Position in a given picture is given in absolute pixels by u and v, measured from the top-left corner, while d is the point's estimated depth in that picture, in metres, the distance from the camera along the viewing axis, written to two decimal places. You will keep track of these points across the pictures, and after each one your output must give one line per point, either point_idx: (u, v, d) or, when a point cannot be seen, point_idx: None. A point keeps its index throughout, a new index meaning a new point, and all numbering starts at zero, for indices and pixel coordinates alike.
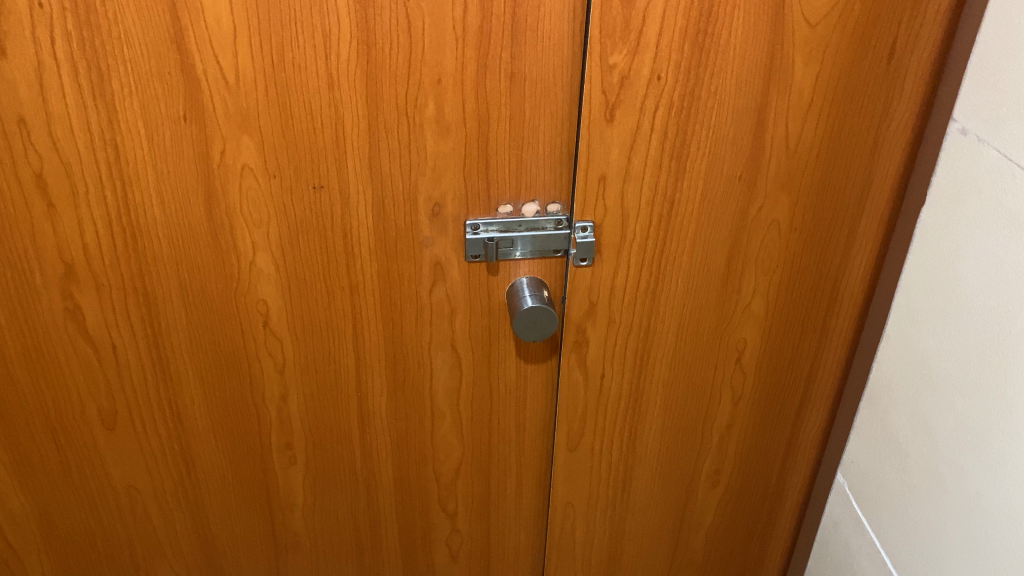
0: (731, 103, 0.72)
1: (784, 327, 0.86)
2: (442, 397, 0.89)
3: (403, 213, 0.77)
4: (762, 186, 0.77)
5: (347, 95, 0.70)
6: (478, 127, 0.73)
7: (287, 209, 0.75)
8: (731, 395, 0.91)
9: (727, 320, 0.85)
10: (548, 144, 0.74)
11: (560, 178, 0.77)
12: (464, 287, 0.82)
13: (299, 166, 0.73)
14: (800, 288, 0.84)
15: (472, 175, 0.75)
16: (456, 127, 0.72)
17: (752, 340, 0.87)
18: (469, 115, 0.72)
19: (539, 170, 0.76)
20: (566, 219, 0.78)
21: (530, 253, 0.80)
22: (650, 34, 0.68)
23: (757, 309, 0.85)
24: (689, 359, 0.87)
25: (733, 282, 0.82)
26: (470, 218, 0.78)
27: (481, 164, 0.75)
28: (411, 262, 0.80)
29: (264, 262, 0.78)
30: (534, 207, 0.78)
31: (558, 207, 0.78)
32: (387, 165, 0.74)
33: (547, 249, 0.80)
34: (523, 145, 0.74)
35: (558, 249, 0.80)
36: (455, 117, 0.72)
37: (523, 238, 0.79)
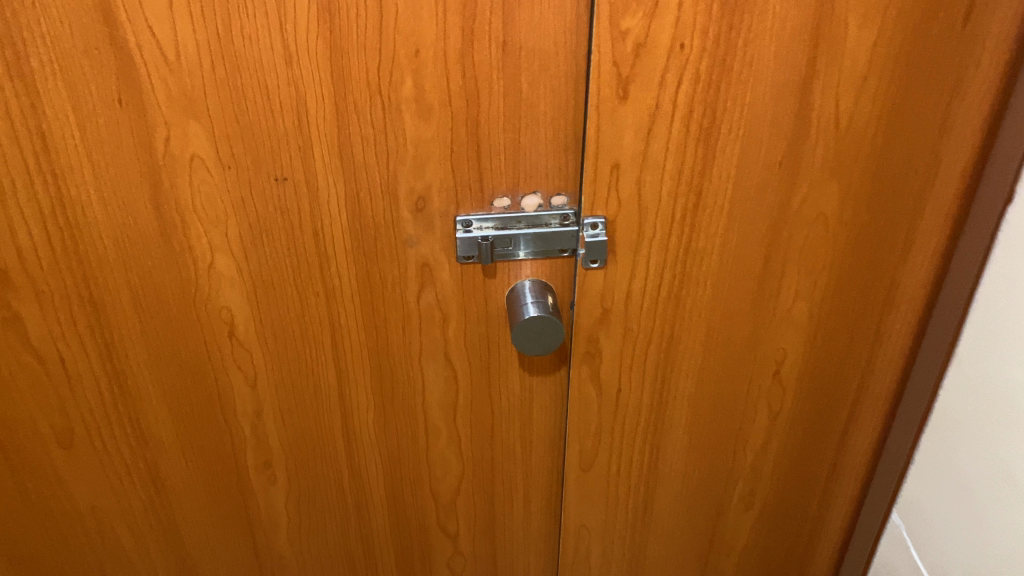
0: (769, 75, 0.60)
1: (832, 336, 0.74)
2: (437, 411, 0.78)
3: (383, 208, 0.66)
4: (806, 174, 0.65)
5: (308, 71, 0.59)
6: (465, 107, 0.61)
7: (247, 206, 0.65)
8: (767, 411, 0.79)
9: (763, 328, 0.73)
10: (550, 126, 0.63)
11: (566, 167, 0.65)
12: (457, 291, 0.71)
13: (258, 155, 0.62)
14: (850, 291, 0.71)
15: (461, 163, 0.64)
16: (440, 107, 0.61)
17: (793, 350, 0.75)
18: (454, 94, 0.61)
19: (540, 157, 0.64)
20: (573, 213, 0.67)
21: (533, 253, 0.69)
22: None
23: (800, 316, 0.73)
24: (719, 373, 0.76)
25: (769, 288, 0.70)
26: (461, 212, 0.67)
27: (471, 151, 0.64)
28: (394, 265, 0.69)
29: (225, 264, 0.68)
30: (536, 199, 0.67)
31: (563, 199, 0.67)
32: (361, 153, 0.63)
33: (552, 249, 0.69)
34: (521, 127, 0.63)
35: (565, 248, 0.69)
36: (438, 96, 0.61)
37: (525, 237, 0.68)
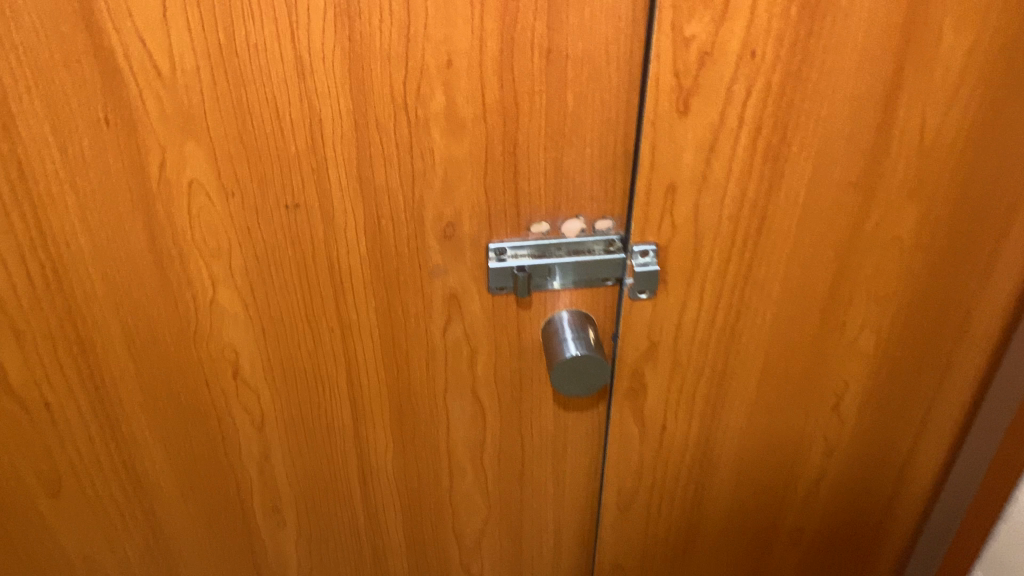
0: (850, 86, 0.52)
1: (899, 367, 0.67)
2: (462, 450, 0.71)
3: (407, 235, 0.58)
4: (882, 195, 0.58)
5: (323, 85, 0.51)
6: (502, 123, 0.54)
7: (254, 235, 0.57)
8: (822, 446, 0.72)
9: (824, 360, 0.66)
10: (597, 144, 0.56)
11: (612, 188, 0.58)
12: (487, 324, 0.64)
13: (265, 179, 0.55)
14: (922, 320, 0.65)
15: (495, 185, 0.57)
16: (473, 123, 0.54)
17: (855, 383, 0.68)
18: (490, 108, 0.53)
19: (584, 177, 0.57)
20: (619, 238, 0.60)
21: (572, 282, 0.62)
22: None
23: (865, 346, 0.66)
24: (774, 406, 0.69)
25: (834, 316, 0.64)
26: (494, 237, 0.59)
27: (507, 171, 0.56)
28: (418, 296, 0.62)
29: (229, 299, 0.60)
30: (579, 223, 0.59)
31: (609, 223, 0.60)
32: (382, 175, 0.55)
33: (596, 277, 0.61)
34: (563, 145, 0.55)
35: (608, 277, 0.62)
36: (471, 111, 0.53)
37: (566, 265, 0.60)
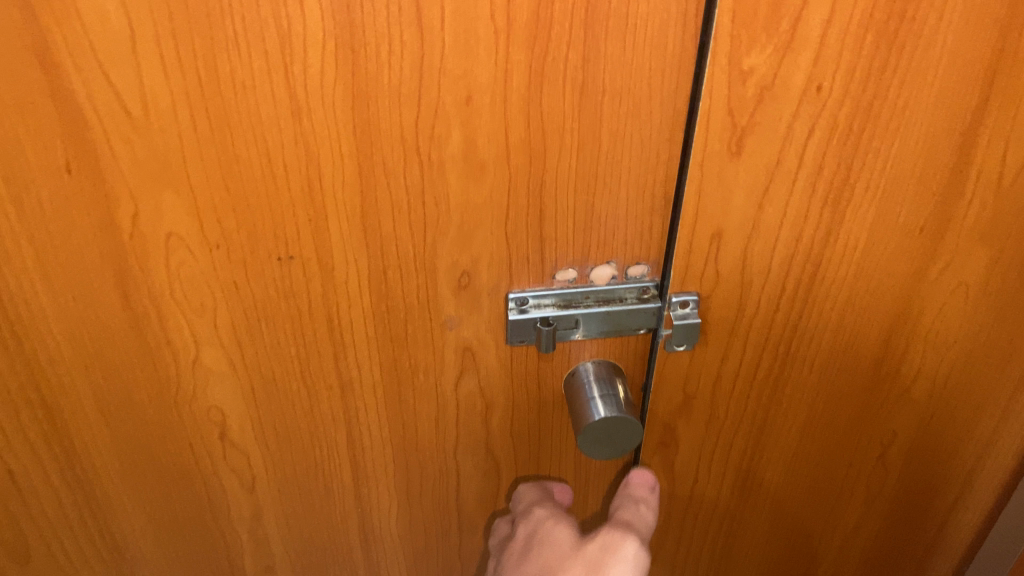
0: (924, 123, 0.46)
1: (953, 416, 0.62)
2: (474, 506, 0.65)
3: (416, 287, 0.52)
4: (951, 239, 0.51)
5: (322, 125, 0.44)
6: (528, 164, 0.47)
7: (242, 290, 0.50)
8: (864, 496, 0.67)
9: (873, 409, 0.60)
10: (635, 185, 0.49)
11: (649, 232, 0.51)
12: (504, 378, 0.57)
13: (255, 230, 0.48)
14: (982, 366, 0.59)
15: (518, 232, 0.50)
16: (495, 164, 0.47)
17: (904, 432, 0.62)
18: (514, 149, 0.46)
19: (618, 222, 0.50)
20: (654, 285, 0.54)
21: (600, 333, 0.55)
22: (811, 21, 0.41)
23: (919, 395, 0.60)
24: (816, 457, 0.63)
25: (888, 365, 0.58)
26: (515, 286, 0.53)
27: (531, 217, 0.50)
28: (428, 351, 0.55)
29: (214, 358, 0.53)
30: (609, 269, 0.53)
31: (643, 269, 0.53)
32: (389, 223, 0.48)
33: (628, 327, 0.55)
34: (596, 188, 0.49)
35: (641, 327, 0.55)
36: (492, 152, 0.47)
37: (596, 313, 0.54)
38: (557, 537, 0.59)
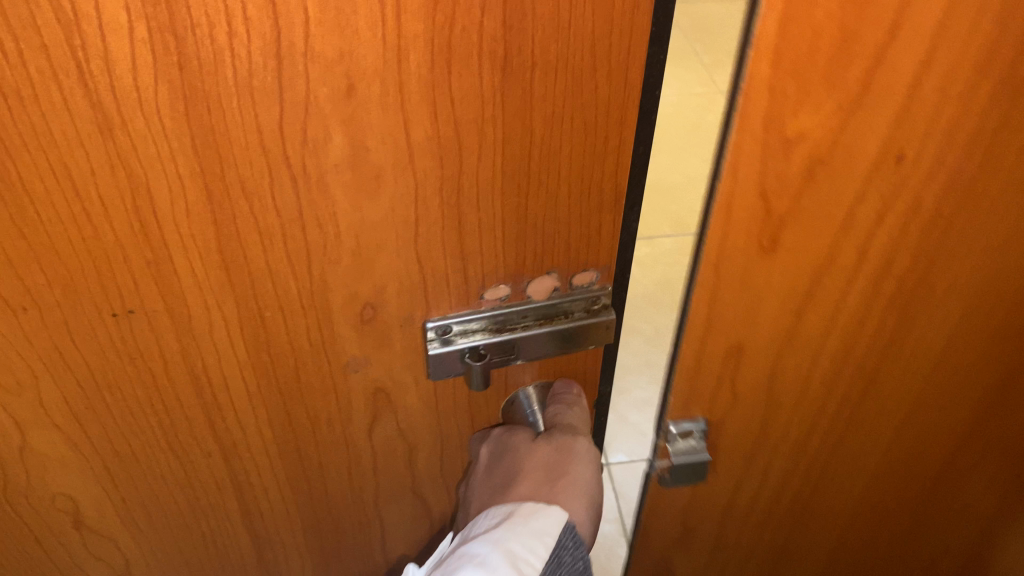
0: (987, 170, 0.37)
1: (1008, 459, 0.55)
2: (402, 550, 0.55)
3: (305, 329, 0.40)
4: (962, 302, 0.44)
5: (146, 138, 0.31)
6: (438, 166, 0.36)
7: (71, 359, 0.38)
8: (838, 539, 0.61)
9: (857, 461, 0.54)
10: (577, 180, 0.38)
11: (598, 233, 0.41)
12: (428, 417, 0.46)
13: (73, 283, 0.35)
14: (982, 425, 0.52)
15: (431, 252, 0.39)
16: (394, 170, 0.35)
17: (888, 481, 0.56)
18: (420, 149, 0.35)
19: (558, 227, 0.40)
20: (605, 293, 0.43)
21: (543, 355, 0.45)
22: (897, 66, 0.32)
23: (973, 442, 0.54)
24: (859, 502, 0.58)
25: (879, 421, 0.51)
26: (434, 313, 0.41)
27: (448, 232, 0.38)
28: (329, 400, 0.44)
29: (48, 442, 0.41)
30: (551, 280, 0.42)
31: (591, 276, 0.42)
32: (261, 255, 0.36)
33: (575, 344, 0.45)
34: (531, 190, 0.38)
35: (590, 341, 0.45)
36: (389, 156, 0.35)
37: (535, 326, 0.43)
38: (516, 443, 0.47)
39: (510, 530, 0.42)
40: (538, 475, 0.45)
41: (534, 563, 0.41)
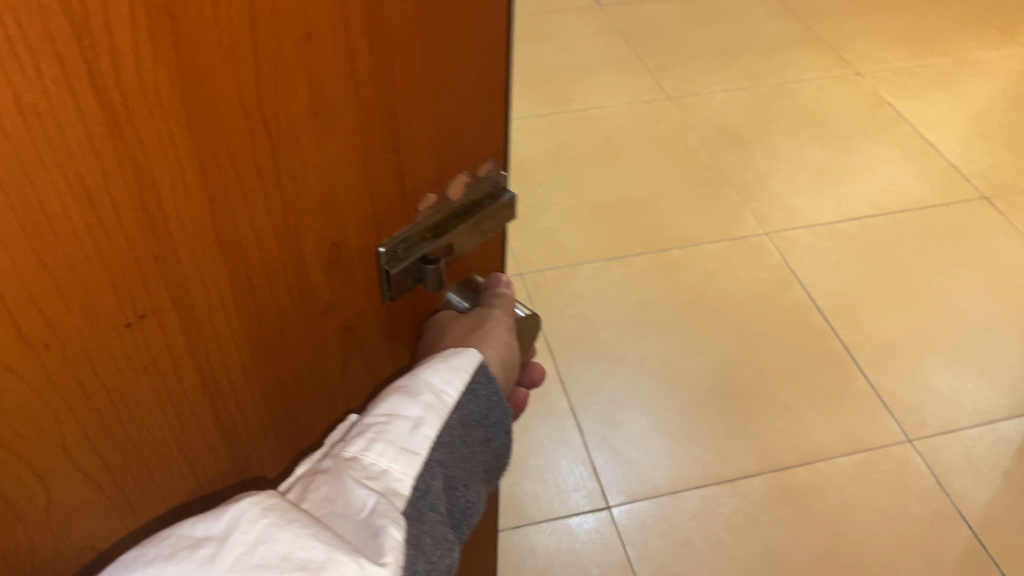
0: None
1: None
2: None
3: (285, 284, 0.48)
4: None
5: (151, 128, 0.36)
6: (378, 93, 0.43)
7: (91, 389, 0.42)
8: None
9: None
10: (471, 88, 0.48)
11: (488, 130, 0.52)
12: (381, 326, 0.57)
13: (91, 302, 0.39)
14: None
15: (376, 180, 0.47)
16: (346, 106, 0.42)
17: None
18: (363, 79, 0.42)
19: (459, 128, 0.50)
20: (497, 175, 0.56)
21: (464, 245, 0.57)
22: None
23: None
24: None
25: None
26: (383, 237, 0.51)
27: (387, 151, 0.46)
28: (308, 340, 0.52)
29: (69, 492, 0.46)
30: (462, 177, 0.53)
31: (488, 164, 0.55)
32: (245, 215, 0.42)
33: (494, 226, 0.58)
34: (441, 104, 0.47)
35: (494, 221, 0.58)
36: (341, 93, 0.42)
37: (471, 226, 0.56)
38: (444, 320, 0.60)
39: (428, 365, 0.54)
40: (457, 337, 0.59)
41: (448, 393, 0.53)
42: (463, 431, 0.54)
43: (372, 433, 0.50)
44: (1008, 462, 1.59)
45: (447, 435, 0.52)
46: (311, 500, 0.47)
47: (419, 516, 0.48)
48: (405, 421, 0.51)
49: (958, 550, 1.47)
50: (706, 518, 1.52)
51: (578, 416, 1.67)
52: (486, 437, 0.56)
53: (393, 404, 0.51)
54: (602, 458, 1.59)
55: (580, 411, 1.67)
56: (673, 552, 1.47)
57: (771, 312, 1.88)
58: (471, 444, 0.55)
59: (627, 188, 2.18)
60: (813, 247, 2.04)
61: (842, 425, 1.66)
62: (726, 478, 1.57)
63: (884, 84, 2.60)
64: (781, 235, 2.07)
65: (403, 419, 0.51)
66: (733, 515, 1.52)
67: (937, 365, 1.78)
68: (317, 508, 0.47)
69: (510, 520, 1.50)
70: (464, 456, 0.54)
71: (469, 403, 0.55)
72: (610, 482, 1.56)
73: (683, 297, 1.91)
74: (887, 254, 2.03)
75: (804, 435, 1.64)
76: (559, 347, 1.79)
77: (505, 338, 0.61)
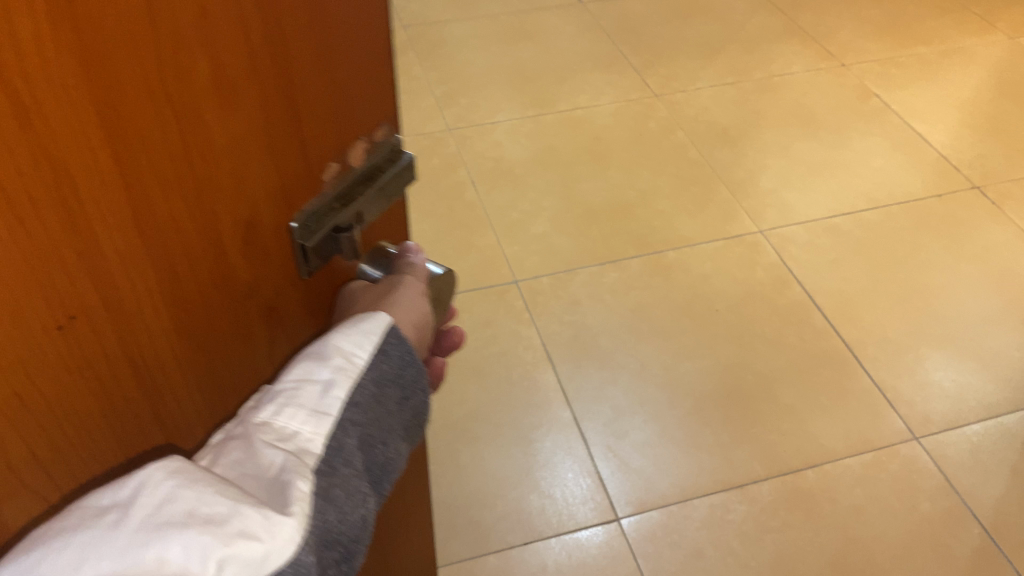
0: None
1: None
2: None
3: (207, 268, 0.50)
4: None
5: (63, 118, 0.37)
6: (274, 65, 0.47)
7: (27, 402, 0.42)
8: None
9: None
10: (357, 55, 0.53)
11: (379, 94, 0.57)
12: (302, 300, 0.61)
13: (20, 308, 0.39)
14: None
15: (280, 152, 0.51)
16: (244, 81, 0.45)
17: None
18: (258, 51, 0.45)
19: (352, 95, 0.54)
20: (391, 139, 0.61)
21: (371, 211, 0.61)
22: None
23: None
24: None
25: None
26: (294, 212, 0.55)
27: (286, 121, 0.50)
28: (231, 323, 0.55)
29: (13, 513, 0.45)
30: (360, 143, 0.58)
31: (382, 128, 0.60)
32: (162, 200, 0.44)
33: (395, 188, 0.63)
34: (332, 74, 0.51)
35: (395, 185, 0.63)
36: (240, 69, 0.45)
37: (373, 192, 0.60)
38: (358, 290, 0.64)
39: (338, 330, 0.57)
40: (369, 303, 0.62)
41: (359, 355, 0.57)
42: (378, 390, 0.57)
43: (283, 397, 0.53)
44: (1015, 457, 1.60)
45: (359, 395, 0.56)
46: (224, 464, 0.51)
47: (333, 471, 0.52)
48: (316, 385, 0.54)
49: (970, 548, 1.47)
50: (718, 526, 1.50)
51: (581, 426, 1.64)
52: (405, 394, 0.59)
53: (305, 368, 0.55)
54: (608, 468, 1.57)
55: (583, 421, 1.65)
56: (686, 562, 1.45)
57: (769, 312, 1.87)
58: (388, 402, 0.58)
59: (617, 187, 2.17)
60: (808, 244, 2.03)
61: (849, 427, 1.65)
62: (734, 484, 1.56)
63: (870, 75, 2.60)
64: (776, 233, 2.06)
65: (312, 383, 0.54)
66: (743, 522, 1.50)
67: (941, 359, 1.78)
68: (229, 471, 0.51)
69: (518, 537, 1.48)
70: (382, 412, 0.57)
71: (382, 363, 0.58)
72: (618, 493, 1.54)
73: (680, 300, 1.89)
74: (883, 248, 2.03)
75: (809, 438, 1.64)
76: (559, 356, 1.77)
77: (418, 303, 0.63)
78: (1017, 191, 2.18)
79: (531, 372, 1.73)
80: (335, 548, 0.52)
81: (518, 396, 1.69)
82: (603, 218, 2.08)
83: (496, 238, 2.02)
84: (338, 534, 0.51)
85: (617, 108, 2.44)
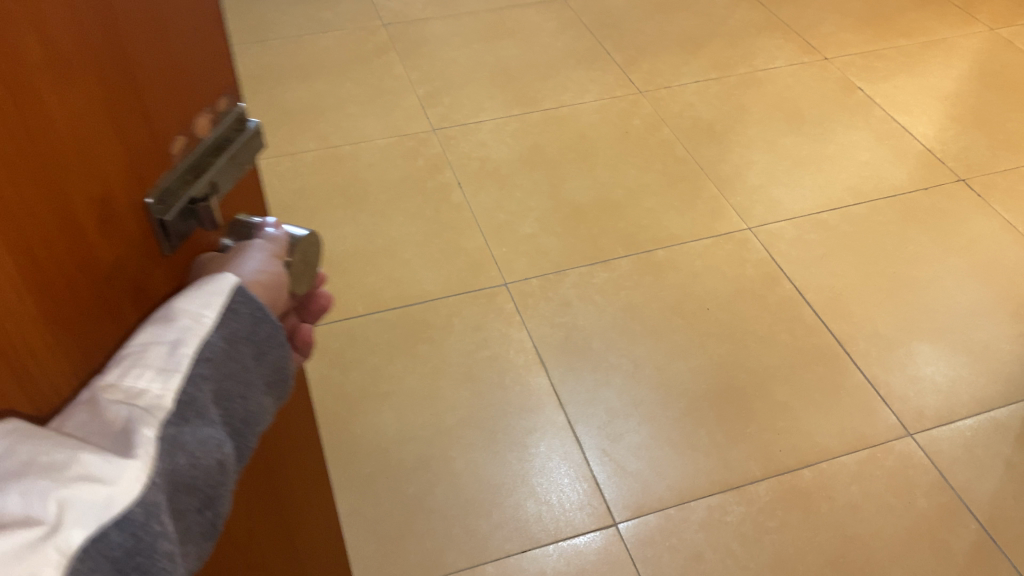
0: None
1: None
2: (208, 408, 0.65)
3: (67, 252, 0.50)
4: None
5: None
6: (102, 37, 0.49)
7: None
8: None
9: None
10: (181, 28, 0.56)
11: (212, 66, 0.61)
12: (168, 280, 0.60)
13: None
14: None
15: (128, 128, 0.53)
16: (75, 55, 0.47)
17: None
18: (88, 23, 0.48)
19: (182, 66, 0.57)
20: (230, 113, 0.63)
21: (228, 183, 0.62)
22: None
23: None
24: None
25: None
26: (147, 188, 0.56)
27: (128, 97, 0.52)
28: (99, 308, 0.54)
29: None
30: (202, 116, 0.60)
31: (224, 101, 0.63)
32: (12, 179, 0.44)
33: (247, 157, 0.64)
34: (165, 47, 0.55)
35: (247, 159, 0.64)
36: (68, 40, 0.46)
37: (229, 162, 0.62)
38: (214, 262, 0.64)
39: (184, 292, 0.56)
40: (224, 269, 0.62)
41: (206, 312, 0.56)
42: (230, 347, 0.57)
43: (128, 359, 0.53)
44: (1008, 450, 1.62)
45: (208, 351, 0.55)
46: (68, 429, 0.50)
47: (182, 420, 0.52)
48: (161, 344, 0.54)
49: (966, 543, 1.49)
50: (716, 527, 1.50)
51: (577, 429, 1.64)
52: (261, 351, 0.59)
53: (150, 331, 0.54)
54: (605, 472, 1.57)
55: (578, 425, 1.65)
56: (686, 564, 1.45)
57: (759, 308, 1.88)
58: (243, 360, 0.58)
59: (603, 185, 2.17)
60: (797, 241, 2.04)
61: (843, 424, 1.66)
62: (731, 485, 1.56)
63: (852, 69, 2.62)
64: (764, 230, 2.07)
65: (160, 343, 0.54)
66: (742, 523, 1.51)
67: (930, 354, 1.79)
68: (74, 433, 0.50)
69: (517, 544, 1.47)
70: (236, 369, 0.57)
71: (233, 321, 0.57)
72: (616, 497, 1.54)
73: (671, 299, 1.90)
74: (871, 241, 2.04)
75: (804, 435, 1.64)
76: (553, 358, 1.76)
77: (274, 264, 0.64)
78: (999, 182, 2.20)
79: (525, 376, 1.73)
80: (190, 496, 0.52)
81: (512, 399, 1.69)
82: (590, 216, 2.09)
83: (485, 240, 2.02)
84: (191, 481, 0.51)
85: (599, 104, 2.45)
